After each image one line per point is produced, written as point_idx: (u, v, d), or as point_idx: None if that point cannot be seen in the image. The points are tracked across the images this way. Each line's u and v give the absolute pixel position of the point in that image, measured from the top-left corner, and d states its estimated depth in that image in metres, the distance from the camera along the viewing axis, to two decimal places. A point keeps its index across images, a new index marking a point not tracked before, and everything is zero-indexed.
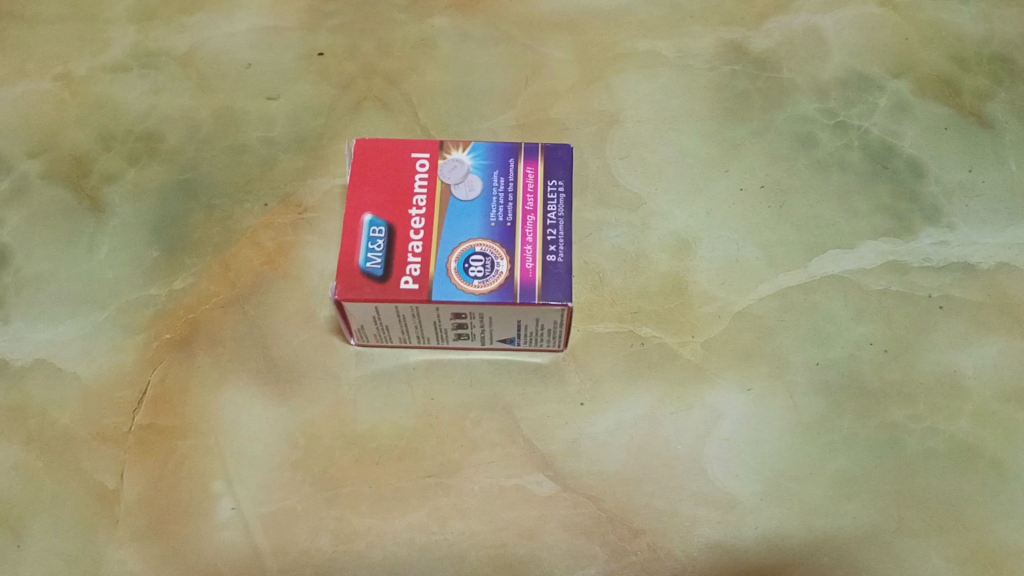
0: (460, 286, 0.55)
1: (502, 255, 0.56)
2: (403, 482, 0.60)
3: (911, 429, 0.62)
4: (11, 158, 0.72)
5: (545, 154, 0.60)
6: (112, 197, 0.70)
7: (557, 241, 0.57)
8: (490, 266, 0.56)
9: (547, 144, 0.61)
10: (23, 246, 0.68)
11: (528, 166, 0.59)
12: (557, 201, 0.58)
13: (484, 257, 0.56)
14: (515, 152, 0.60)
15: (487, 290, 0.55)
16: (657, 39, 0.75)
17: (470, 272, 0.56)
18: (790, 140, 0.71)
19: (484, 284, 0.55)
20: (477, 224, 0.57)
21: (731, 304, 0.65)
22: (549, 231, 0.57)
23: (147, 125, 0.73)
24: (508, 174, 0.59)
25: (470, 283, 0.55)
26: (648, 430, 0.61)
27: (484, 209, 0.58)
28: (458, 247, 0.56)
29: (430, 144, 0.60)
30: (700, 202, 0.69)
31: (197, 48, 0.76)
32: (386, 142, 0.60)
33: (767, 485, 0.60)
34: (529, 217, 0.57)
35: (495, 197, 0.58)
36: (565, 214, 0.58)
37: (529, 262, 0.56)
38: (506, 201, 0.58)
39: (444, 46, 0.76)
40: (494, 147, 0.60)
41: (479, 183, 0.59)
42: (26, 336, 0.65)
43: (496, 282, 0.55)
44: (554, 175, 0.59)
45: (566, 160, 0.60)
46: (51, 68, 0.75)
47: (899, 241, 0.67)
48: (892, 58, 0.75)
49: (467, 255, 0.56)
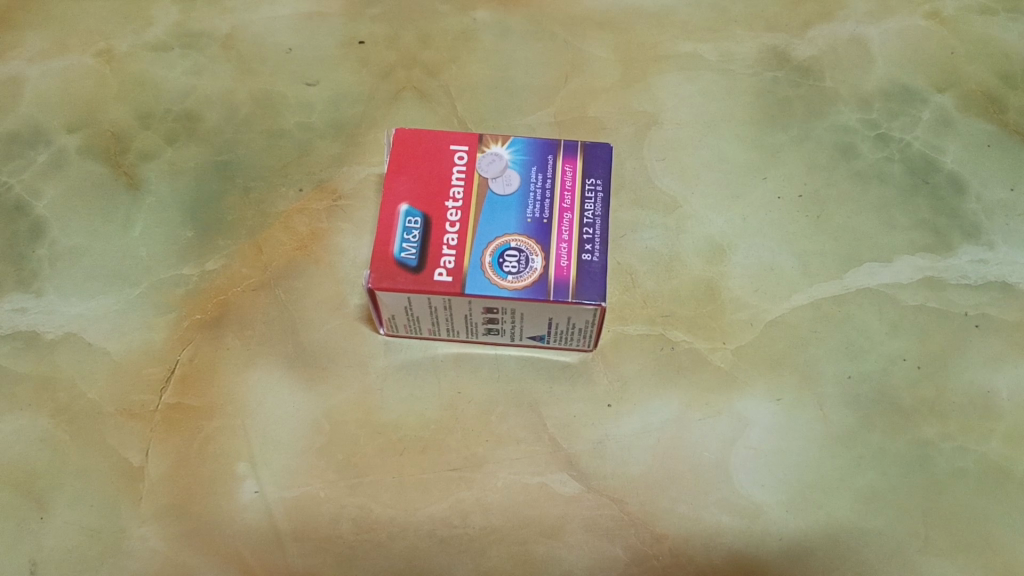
0: (494, 280, 0.55)
1: (537, 251, 0.56)
2: (427, 474, 0.60)
3: (942, 447, 0.61)
4: (49, 131, 0.72)
5: (584, 152, 0.60)
6: (148, 175, 0.70)
7: (593, 241, 0.56)
8: (525, 262, 0.56)
9: (587, 141, 0.60)
10: (58, 220, 0.69)
11: (567, 163, 0.59)
12: (594, 200, 0.58)
13: (519, 253, 0.56)
14: (554, 150, 0.59)
15: (521, 285, 0.55)
16: (699, 41, 0.75)
17: (505, 267, 0.55)
18: (830, 149, 0.71)
19: (518, 279, 0.55)
20: (513, 219, 0.57)
21: (763, 312, 0.64)
22: (586, 229, 0.57)
23: (186, 104, 0.73)
24: (546, 170, 0.59)
25: (504, 278, 0.55)
26: (674, 433, 0.61)
27: (521, 204, 0.57)
28: (493, 240, 0.56)
29: (469, 137, 0.60)
30: (737, 208, 0.68)
31: (239, 31, 0.76)
32: (425, 133, 0.60)
33: (792, 496, 0.59)
34: (566, 215, 0.57)
35: (533, 193, 0.58)
36: (602, 213, 0.57)
37: (564, 260, 0.56)
38: (544, 197, 0.58)
39: (486, 39, 0.75)
40: (534, 143, 0.60)
41: (517, 178, 0.58)
42: (58, 309, 0.65)
43: (530, 278, 0.55)
44: (593, 173, 0.59)
45: (606, 159, 0.59)
46: (93, 44, 0.76)
47: (937, 257, 0.67)
48: (937, 71, 0.74)
49: (502, 249, 0.56)
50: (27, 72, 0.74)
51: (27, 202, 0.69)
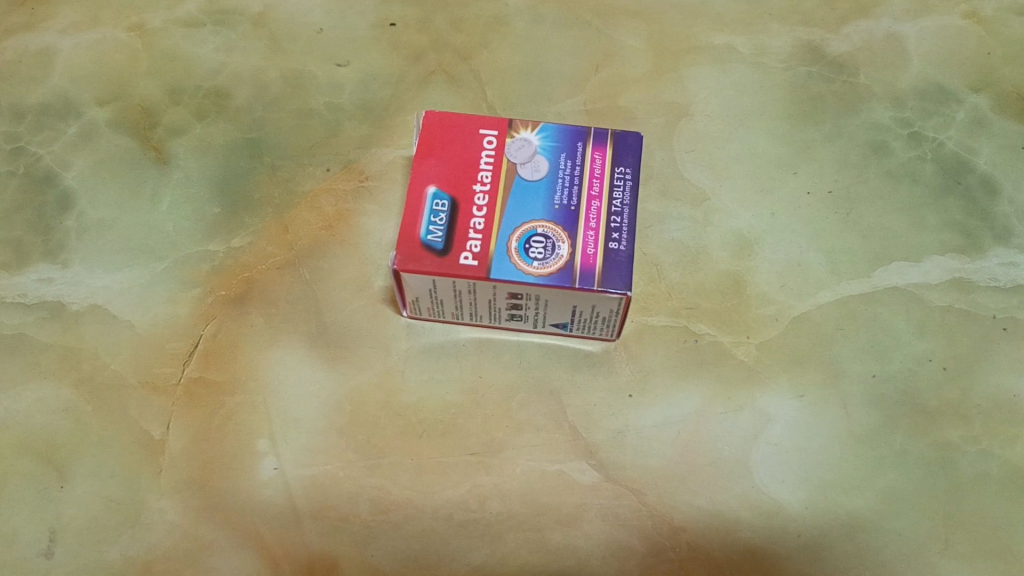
0: (519, 266, 0.55)
1: (564, 238, 0.55)
2: (446, 458, 0.60)
3: (965, 450, 0.60)
4: (80, 104, 0.72)
5: (614, 140, 0.59)
6: (177, 151, 0.71)
7: (620, 229, 0.56)
8: (552, 249, 0.55)
9: (618, 129, 0.60)
10: (87, 192, 0.69)
11: (596, 150, 0.58)
12: (623, 188, 0.57)
13: (546, 240, 0.55)
14: (584, 137, 0.59)
15: (547, 272, 0.55)
16: (732, 34, 0.74)
17: (531, 253, 0.55)
18: (862, 147, 0.70)
19: (544, 266, 0.55)
20: (541, 205, 0.56)
21: (790, 308, 0.64)
22: (614, 218, 0.56)
23: (216, 81, 0.73)
24: (575, 157, 0.58)
25: (530, 264, 0.55)
26: (695, 426, 0.61)
27: (549, 191, 0.57)
28: (520, 226, 0.56)
29: (499, 121, 0.59)
30: (766, 203, 0.68)
31: (271, 10, 0.76)
32: (455, 116, 0.60)
33: (812, 493, 0.59)
34: (594, 203, 0.57)
35: (561, 179, 0.57)
36: (631, 202, 0.57)
37: (591, 247, 0.55)
38: (572, 184, 0.57)
39: (517, 26, 0.75)
40: (564, 129, 0.59)
41: (546, 164, 0.58)
42: (84, 280, 0.66)
43: (556, 265, 0.55)
44: (622, 161, 0.58)
45: (636, 148, 0.59)
46: (126, 18, 0.76)
47: (967, 259, 0.66)
48: (973, 72, 0.73)
49: (528, 235, 0.56)
50: (60, 45, 0.75)
51: (56, 173, 0.70)
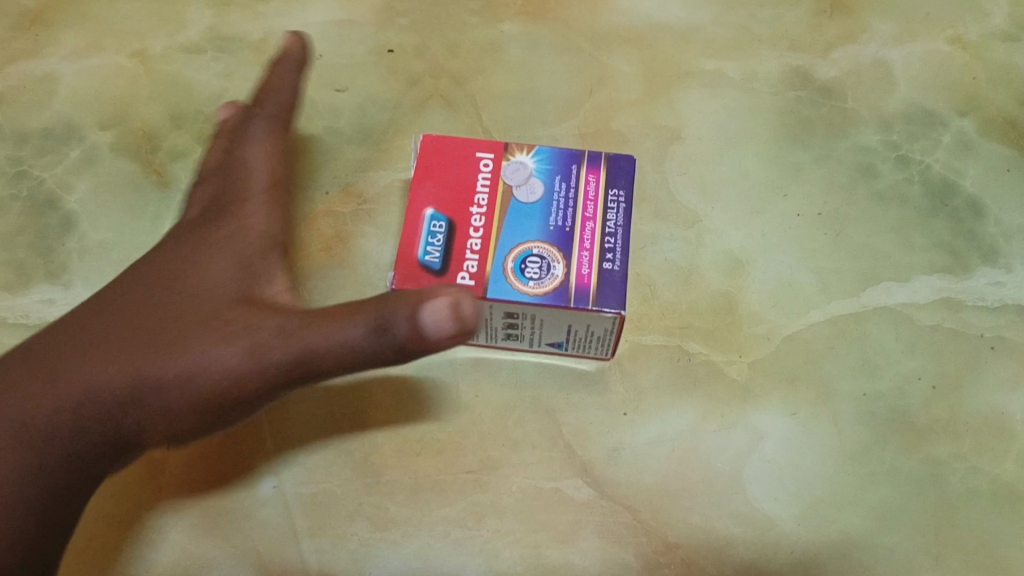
0: (515, 285, 0.56)
1: (559, 258, 0.56)
2: (442, 476, 0.61)
3: (955, 467, 0.61)
4: (82, 129, 0.74)
5: (608, 163, 0.60)
6: (178, 175, 0.72)
7: (614, 250, 0.57)
8: (547, 269, 0.56)
9: (611, 153, 0.61)
10: (90, 215, 0.71)
11: (590, 173, 0.60)
12: (617, 210, 0.59)
13: (542, 260, 0.57)
14: (578, 160, 0.61)
15: (542, 291, 0.55)
16: (723, 60, 0.76)
17: (527, 273, 0.56)
18: (851, 169, 0.71)
19: (539, 285, 0.56)
20: (536, 226, 0.58)
21: (781, 327, 0.65)
22: (608, 239, 0.58)
23: (217, 106, 0.75)
24: (570, 180, 0.60)
25: (526, 284, 0.56)
26: (689, 443, 0.62)
27: (544, 212, 0.58)
28: (515, 246, 0.57)
29: (495, 145, 0.61)
30: (757, 224, 0.69)
31: (271, 36, 0.78)
32: (452, 140, 0.61)
33: (805, 510, 0.60)
34: (588, 224, 0.58)
35: (556, 202, 0.59)
36: (624, 224, 0.58)
37: (586, 267, 0.56)
38: (566, 206, 0.59)
39: (513, 52, 0.77)
40: (559, 153, 0.61)
41: (540, 187, 0.59)
42: None
43: (552, 285, 0.56)
44: (616, 184, 0.60)
45: (629, 171, 0.60)
46: (128, 44, 0.77)
47: (955, 278, 0.67)
48: (959, 96, 0.75)
49: (524, 256, 0.57)
50: (63, 71, 0.76)
51: (59, 197, 0.72)
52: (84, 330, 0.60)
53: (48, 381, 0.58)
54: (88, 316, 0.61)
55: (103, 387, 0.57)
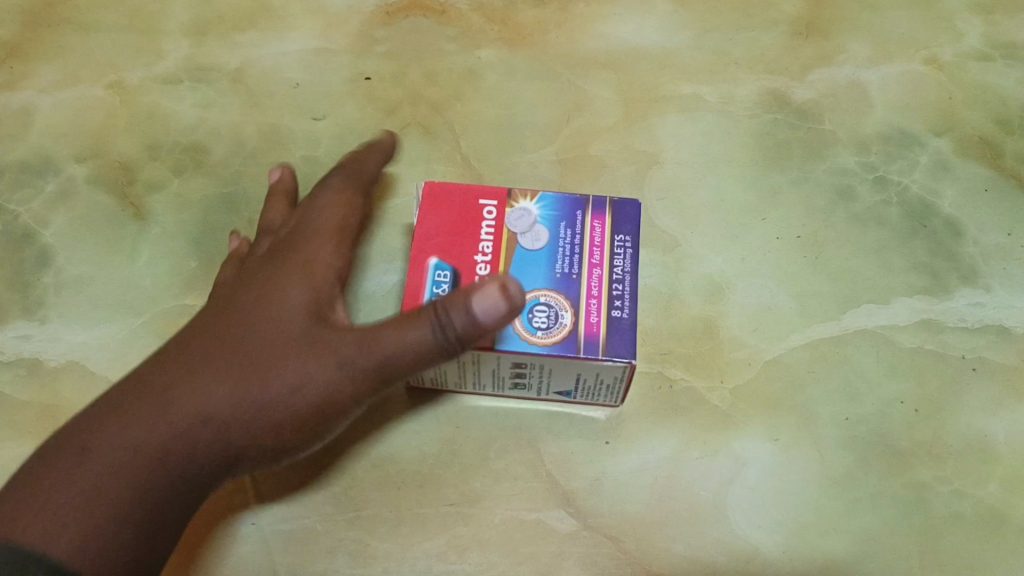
0: (524, 335, 0.54)
1: (566, 307, 0.55)
2: (424, 509, 0.60)
3: (938, 490, 0.61)
4: (58, 161, 0.74)
5: (613, 209, 0.59)
6: (155, 207, 0.72)
7: (622, 297, 0.56)
8: (555, 317, 0.55)
9: (615, 198, 0.60)
10: (66, 249, 0.70)
11: (596, 219, 0.59)
12: (624, 256, 0.57)
13: (549, 308, 0.55)
14: (582, 206, 0.59)
15: (551, 341, 0.54)
16: (700, 83, 0.76)
17: (534, 322, 0.55)
18: (829, 192, 0.71)
19: (547, 335, 0.54)
20: (542, 274, 0.56)
21: (762, 351, 0.65)
22: (615, 285, 0.56)
23: (194, 137, 0.75)
24: (575, 226, 0.58)
25: (534, 333, 0.55)
26: (672, 471, 0.61)
27: (550, 259, 0.57)
28: (522, 296, 0.56)
29: (498, 192, 0.60)
30: (736, 248, 0.69)
31: (248, 65, 0.77)
32: (454, 186, 0.60)
33: (789, 536, 0.60)
34: (596, 271, 0.57)
35: (562, 248, 0.57)
36: (632, 270, 0.57)
37: (594, 315, 0.55)
38: (572, 253, 0.57)
39: (490, 78, 0.77)
40: (563, 198, 0.59)
41: (546, 233, 0.58)
42: (62, 337, 0.67)
43: (560, 334, 0.54)
44: (622, 230, 0.58)
45: (634, 217, 0.59)
46: (105, 76, 0.77)
47: (934, 299, 0.67)
48: (935, 117, 0.75)
49: (531, 304, 0.55)
50: (39, 103, 0.76)
51: (35, 231, 0.71)
52: (233, 352, 0.50)
53: (166, 398, 0.49)
54: (207, 320, 0.53)
55: (285, 381, 0.50)
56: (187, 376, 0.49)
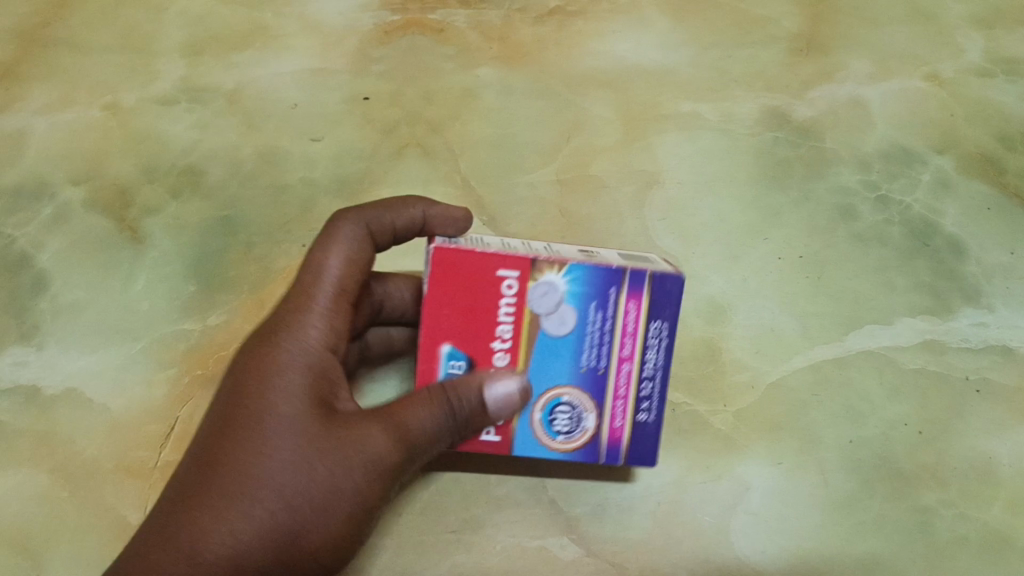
0: (543, 439, 0.52)
1: (589, 407, 0.51)
2: (424, 537, 0.60)
3: (943, 514, 0.61)
4: (54, 185, 0.73)
5: (653, 288, 0.50)
6: (152, 230, 0.71)
7: (650, 399, 0.52)
8: (577, 419, 0.52)
9: (657, 269, 0.50)
10: (62, 274, 0.70)
11: (631, 300, 0.50)
12: (657, 346, 0.51)
13: (571, 409, 0.52)
14: (618, 279, 0.50)
15: (571, 446, 0.52)
16: (699, 101, 0.75)
17: (555, 425, 0.52)
18: (830, 211, 0.71)
19: (568, 441, 0.52)
20: (566, 370, 0.51)
21: (764, 374, 0.64)
22: (644, 385, 0.52)
23: (191, 159, 0.74)
24: (607, 308, 0.50)
25: (553, 438, 0.52)
26: (674, 497, 0.61)
27: (576, 349, 0.51)
28: (542, 395, 0.51)
29: (519, 258, 0.49)
30: (738, 269, 0.68)
31: (245, 86, 0.77)
32: (465, 250, 0.49)
33: (792, 561, 0.59)
34: (625, 366, 0.51)
35: (589, 335, 0.50)
36: (664, 365, 0.52)
37: (618, 419, 0.52)
38: (601, 342, 0.50)
39: (489, 97, 0.76)
40: (596, 269, 0.50)
41: (573, 316, 0.50)
42: (59, 363, 0.67)
43: (581, 440, 0.52)
44: (659, 314, 0.50)
45: (676, 296, 0.50)
46: (100, 97, 0.77)
47: (937, 320, 0.67)
48: (936, 134, 0.74)
49: (552, 404, 0.51)
50: (34, 126, 0.75)
51: (31, 256, 0.71)
52: (253, 444, 0.47)
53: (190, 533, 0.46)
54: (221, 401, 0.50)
55: (306, 484, 0.47)
56: (211, 484, 0.47)
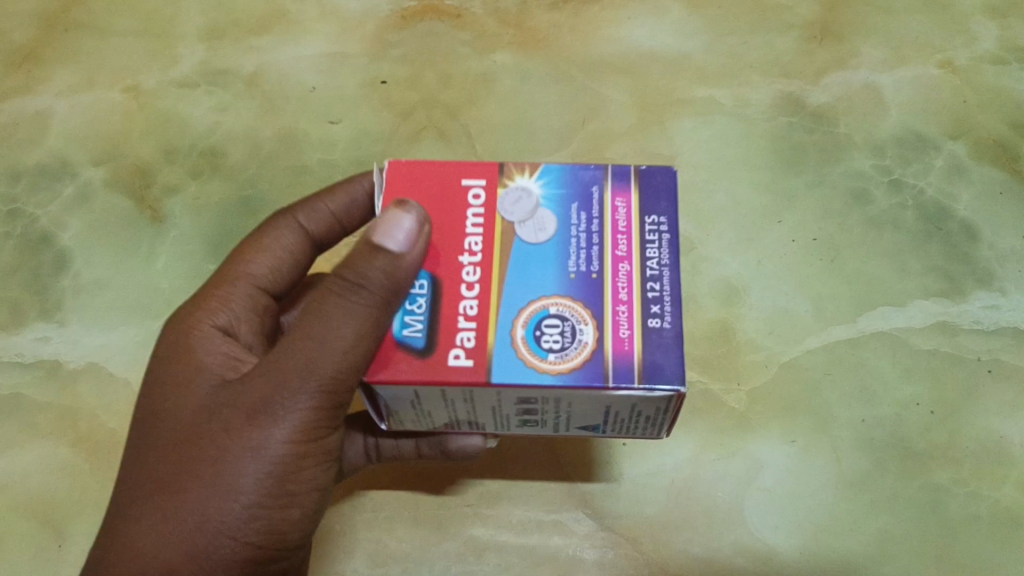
0: (530, 362, 0.40)
1: (586, 319, 0.41)
2: (442, 510, 0.61)
3: (955, 492, 0.61)
4: (76, 165, 0.74)
5: (640, 183, 0.44)
6: (172, 210, 0.72)
7: (661, 300, 0.41)
8: (571, 334, 0.41)
9: (643, 166, 0.45)
10: (83, 252, 0.71)
11: (618, 196, 0.44)
12: (659, 244, 0.43)
13: (562, 322, 0.41)
14: (601, 178, 0.44)
15: (566, 367, 0.40)
16: (714, 87, 0.76)
17: (543, 343, 0.40)
18: (844, 195, 0.71)
19: (561, 359, 0.40)
20: (550, 279, 0.42)
21: (778, 354, 0.65)
22: (651, 285, 0.42)
23: (210, 141, 0.75)
24: (590, 207, 0.44)
25: (543, 358, 0.40)
26: (689, 474, 0.61)
27: (560, 254, 0.42)
28: (524, 309, 0.41)
29: (486, 168, 0.45)
30: (753, 251, 0.69)
31: (264, 69, 0.78)
32: (428, 167, 0.45)
33: (806, 538, 0.60)
34: (623, 266, 0.42)
35: (574, 238, 0.43)
36: (671, 262, 0.42)
37: (624, 329, 0.40)
38: (589, 244, 0.43)
39: (505, 82, 0.77)
40: (571, 170, 0.45)
41: (552, 219, 0.43)
42: (80, 339, 0.68)
43: (578, 358, 0.40)
44: (654, 209, 0.44)
45: (670, 190, 0.44)
46: (121, 79, 0.78)
47: (950, 302, 0.67)
48: (950, 119, 0.75)
49: (538, 318, 0.41)
50: (56, 107, 0.76)
51: (53, 234, 0.72)
52: (171, 435, 0.43)
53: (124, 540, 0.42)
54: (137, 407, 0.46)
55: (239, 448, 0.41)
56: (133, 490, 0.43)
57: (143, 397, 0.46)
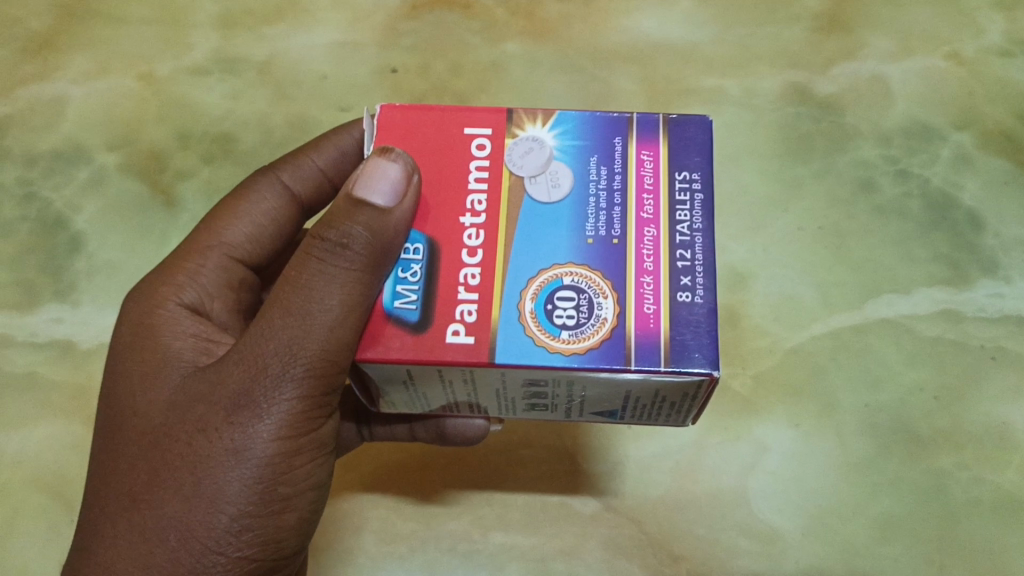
0: (541, 339, 0.39)
1: (605, 292, 0.40)
2: (449, 490, 0.61)
3: (958, 476, 0.62)
4: (91, 150, 0.75)
5: (669, 134, 0.43)
6: (185, 194, 0.73)
7: (692, 270, 0.40)
8: (588, 309, 0.39)
9: (672, 116, 0.44)
10: (97, 235, 0.72)
11: (644, 150, 0.43)
12: (689, 203, 0.41)
13: (578, 297, 0.40)
14: (624, 130, 0.43)
15: (580, 347, 0.39)
16: (722, 77, 0.76)
17: (556, 318, 0.39)
18: (851, 184, 0.72)
19: (575, 338, 0.39)
20: (564, 244, 0.41)
21: (783, 340, 0.66)
22: (680, 251, 0.40)
23: (223, 127, 0.76)
24: (613, 163, 0.42)
25: (555, 335, 0.39)
26: (693, 456, 0.62)
27: (576, 217, 0.41)
28: (535, 279, 0.40)
29: (491, 117, 0.44)
30: (759, 238, 0.70)
31: (276, 57, 0.78)
32: (429, 115, 0.44)
33: (809, 520, 0.60)
34: (649, 230, 0.41)
35: (593, 198, 0.42)
36: (704, 225, 0.41)
37: (650, 303, 0.39)
38: (611, 204, 0.41)
39: (515, 71, 0.77)
40: (593, 123, 0.43)
41: (568, 176, 0.42)
42: (94, 320, 0.68)
43: (594, 336, 0.39)
44: (685, 164, 0.42)
45: (702, 143, 0.43)
46: (135, 66, 0.79)
47: (955, 290, 0.68)
48: (956, 110, 0.75)
49: (550, 289, 0.40)
50: (72, 94, 0.78)
51: (68, 218, 0.73)
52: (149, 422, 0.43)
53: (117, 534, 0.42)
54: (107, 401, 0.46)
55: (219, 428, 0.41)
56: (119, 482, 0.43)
57: (108, 392, 0.46)
